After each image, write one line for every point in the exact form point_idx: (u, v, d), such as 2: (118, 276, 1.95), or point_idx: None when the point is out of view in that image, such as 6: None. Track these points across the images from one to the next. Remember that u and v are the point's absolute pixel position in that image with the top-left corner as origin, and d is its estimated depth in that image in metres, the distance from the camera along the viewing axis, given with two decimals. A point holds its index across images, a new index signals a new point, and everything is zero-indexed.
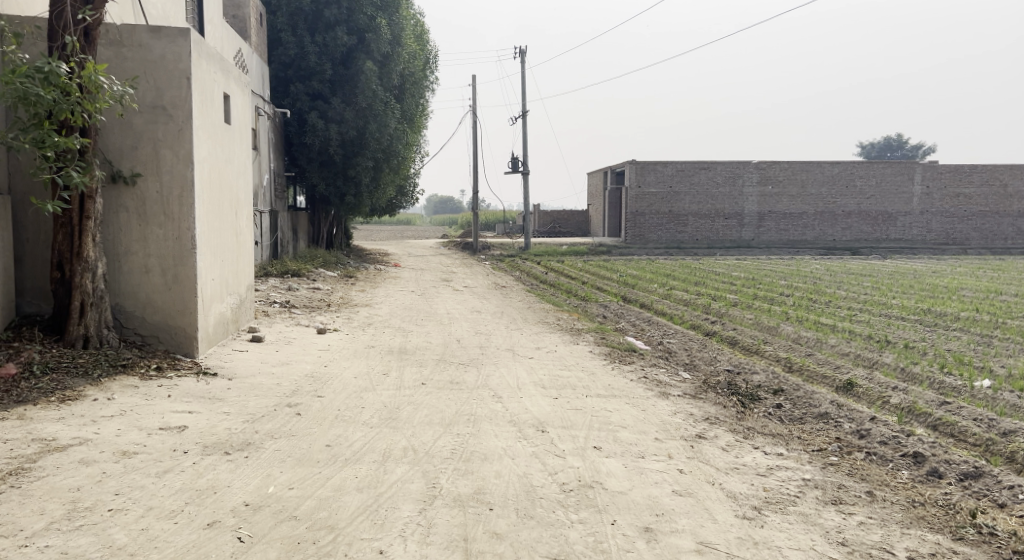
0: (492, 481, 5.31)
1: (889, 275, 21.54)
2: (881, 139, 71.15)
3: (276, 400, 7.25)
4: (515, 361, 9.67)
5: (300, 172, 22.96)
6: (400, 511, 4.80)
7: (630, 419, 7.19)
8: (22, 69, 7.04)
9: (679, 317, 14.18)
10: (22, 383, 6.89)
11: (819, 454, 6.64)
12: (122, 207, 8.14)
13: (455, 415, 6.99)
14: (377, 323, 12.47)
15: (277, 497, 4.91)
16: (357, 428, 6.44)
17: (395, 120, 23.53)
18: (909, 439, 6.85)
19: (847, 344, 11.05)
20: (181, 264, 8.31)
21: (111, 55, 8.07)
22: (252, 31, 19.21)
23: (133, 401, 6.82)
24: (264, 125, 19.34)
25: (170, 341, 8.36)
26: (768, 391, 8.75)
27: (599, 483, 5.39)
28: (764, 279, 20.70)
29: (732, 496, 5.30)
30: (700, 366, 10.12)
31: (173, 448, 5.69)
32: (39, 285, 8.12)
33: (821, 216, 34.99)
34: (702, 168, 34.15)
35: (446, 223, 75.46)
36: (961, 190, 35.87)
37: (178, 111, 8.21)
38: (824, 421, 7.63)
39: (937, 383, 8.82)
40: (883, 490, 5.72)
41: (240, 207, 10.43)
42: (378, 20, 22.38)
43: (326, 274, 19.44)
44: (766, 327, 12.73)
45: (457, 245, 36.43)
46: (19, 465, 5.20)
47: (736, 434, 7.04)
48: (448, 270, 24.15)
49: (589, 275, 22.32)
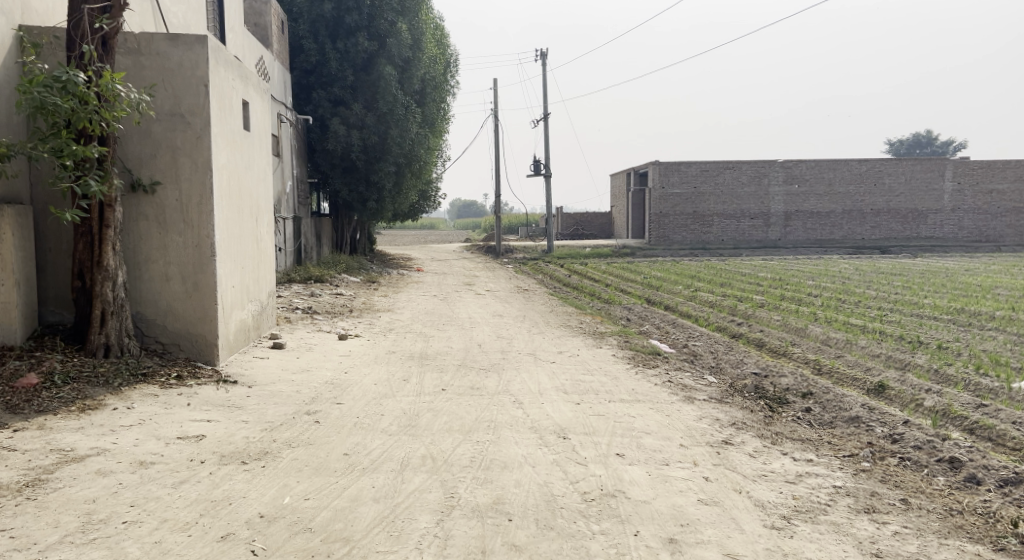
0: (512, 490, 5.19)
1: (920, 274, 21.09)
2: (909, 136, 70.21)
3: (295, 408, 7.19)
4: (537, 366, 9.56)
5: (323, 178, 23.05)
6: (417, 522, 4.69)
7: (654, 425, 7.02)
8: (40, 78, 7.06)
9: (705, 319, 13.99)
10: (44, 392, 6.89)
11: (850, 459, 6.43)
12: (142, 215, 8.14)
13: (475, 422, 6.88)
14: (399, 329, 12.40)
15: (292, 508, 4.83)
16: (376, 436, 6.36)
17: (416, 124, 23.58)
18: (944, 443, 6.63)
19: (878, 345, 10.81)
20: (201, 271, 8.27)
21: (129, 63, 8.07)
22: (273, 39, 19.31)
23: (152, 410, 6.79)
24: (287, 131, 19.44)
25: (191, 349, 8.33)
26: (796, 395, 8.54)
27: (623, 492, 5.24)
28: (791, 279, 20.37)
29: (759, 505, 5.12)
30: (726, 369, 9.93)
31: (190, 458, 5.64)
32: (61, 293, 8.15)
33: (849, 214, 34.52)
34: (727, 168, 33.81)
35: (470, 226, 75.59)
36: (993, 186, 35.14)
37: (195, 118, 8.19)
38: (855, 425, 7.42)
39: (973, 385, 8.58)
40: (918, 498, 5.50)
41: (260, 213, 10.41)
42: (398, 26, 22.45)
43: (349, 279, 19.47)
44: (795, 328, 12.50)
45: (480, 249, 36.41)
46: (36, 477, 5.17)
47: (764, 439, 6.86)
48: (471, 274, 24.09)
49: (615, 277, 22.19)
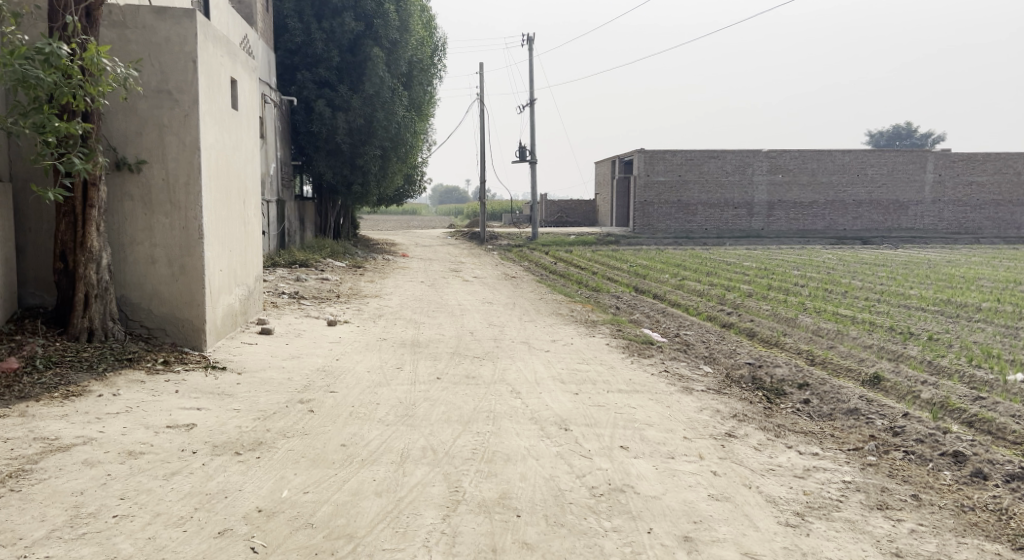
0: (518, 484, 5.03)
1: (902, 265, 21.17)
2: (890, 128, 71.05)
3: (288, 396, 6.98)
4: (531, 354, 9.37)
5: (307, 160, 22.67)
6: (422, 518, 4.51)
7: (656, 416, 6.88)
8: (22, 50, 6.71)
9: (695, 308, 13.86)
10: (24, 377, 6.64)
11: (854, 453, 6.32)
12: (127, 195, 7.88)
13: (473, 412, 6.71)
14: (388, 315, 12.18)
15: (290, 502, 4.63)
16: (373, 426, 6.17)
17: (403, 107, 23.27)
18: (947, 437, 6.53)
19: (869, 336, 10.71)
20: (188, 254, 8.02)
21: (114, 37, 7.79)
22: (258, 17, 18.92)
23: (139, 397, 6.55)
24: (271, 112, 19.04)
25: (177, 335, 8.08)
26: (792, 386, 8.43)
27: (631, 486, 5.10)
28: (776, 268, 20.34)
29: (771, 501, 5.01)
30: (720, 359, 9.80)
31: (181, 449, 5.41)
32: (42, 276, 7.87)
33: (831, 204, 34.63)
34: (712, 157, 33.78)
35: (452, 213, 75.05)
36: (974, 178, 35.31)
37: (183, 95, 7.90)
38: (855, 418, 7.31)
39: (969, 377, 8.50)
40: (928, 494, 5.42)
41: (248, 195, 10.16)
42: (386, 6, 22.11)
43: (334, 264, 19.15)
44: (785, 318, 12.40)
45: (464, 235, 36.13)
46: (20, 467, 4.94)
47: (767, 432, 6.74)
48: (457, 261, 23.81)
49: (599, 265, 22.01)
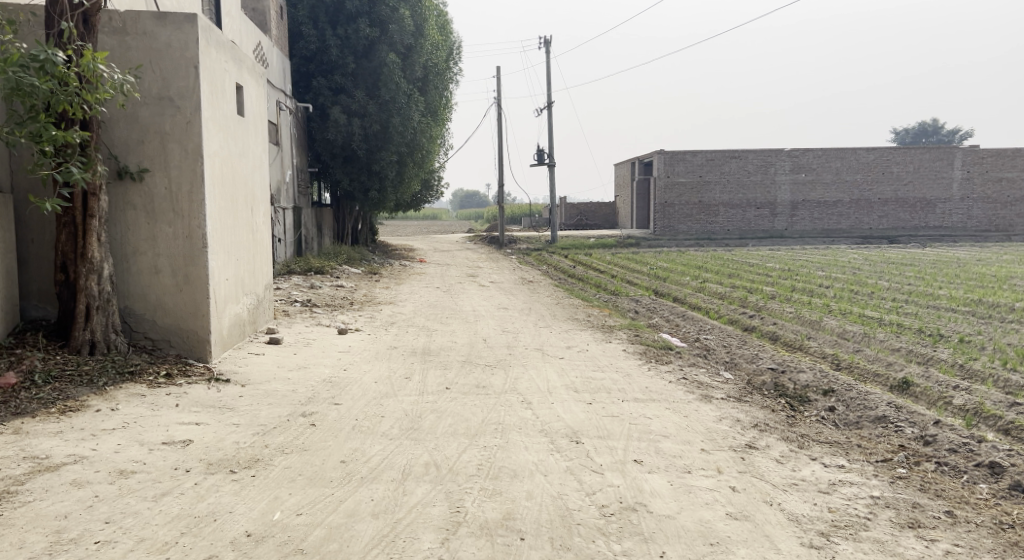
0: (523, 504, 4.76)
1: (931, 264, 20.61)
2: (915, 126, 70.10)
3: (290, 409, 6.75)
4: (545, 362, 9.10)
5: (323, 167, 22.54)
6: (420, 543, 4.26)
7: (672, 427, 6.57)
8: (16, 58, 6.54)
9: (716, 311, 13.52)
10: (22, 392, 6.47)
11: (884, 465, 5.97)
12: (130, 205, 7.71)
13: (481, 424, 6.46)
14: (401, 322, 11.96)
15: (283, 525, 4.40)
16: (376, 440, 5.94)
17: (419, 112, 23.07)
18: (982, 446, 6.14)
19: (896, 339, 10.30)
20: (192, 263, 7.84)
21: (114, 44, 7.62)
22: (272, 24, 18.86)
23: (138, 412, 6.36)
24: (285, 119, 18.94)
25: (182, 346, 7.90)
26: (817, 392, 8.07)
27: (644, 505, 4.82)
28: (800, 269, 19.88)
29: (793, 520, 4.71)
30: (741, 364, 9.47)
31: (174, 467, 5.20)
32: (45, 288, 7.74)
33: (856, 203, 34.00)
34: (732, 158, 33.34)
35: (473, 217, 74.96)
36: (1004, 174, 34.56)
37: (185, 102, 7.73)
38: (883, 426, 6.95)
39: (1003, 381, 8.09)
40: (964, 510, 5.07)
41: (255, 203, 9.96)
42: (401, 11, 21.95)
43: (349, 270, 18.97)
44: (809, 321, 12.01)
45: (482, 240, 35.88)
46: (5, 488, 4.75)
47: (790, 442, 6.41)
48: (474, 265, 23.54)
49: (620, 268, 21.68)
